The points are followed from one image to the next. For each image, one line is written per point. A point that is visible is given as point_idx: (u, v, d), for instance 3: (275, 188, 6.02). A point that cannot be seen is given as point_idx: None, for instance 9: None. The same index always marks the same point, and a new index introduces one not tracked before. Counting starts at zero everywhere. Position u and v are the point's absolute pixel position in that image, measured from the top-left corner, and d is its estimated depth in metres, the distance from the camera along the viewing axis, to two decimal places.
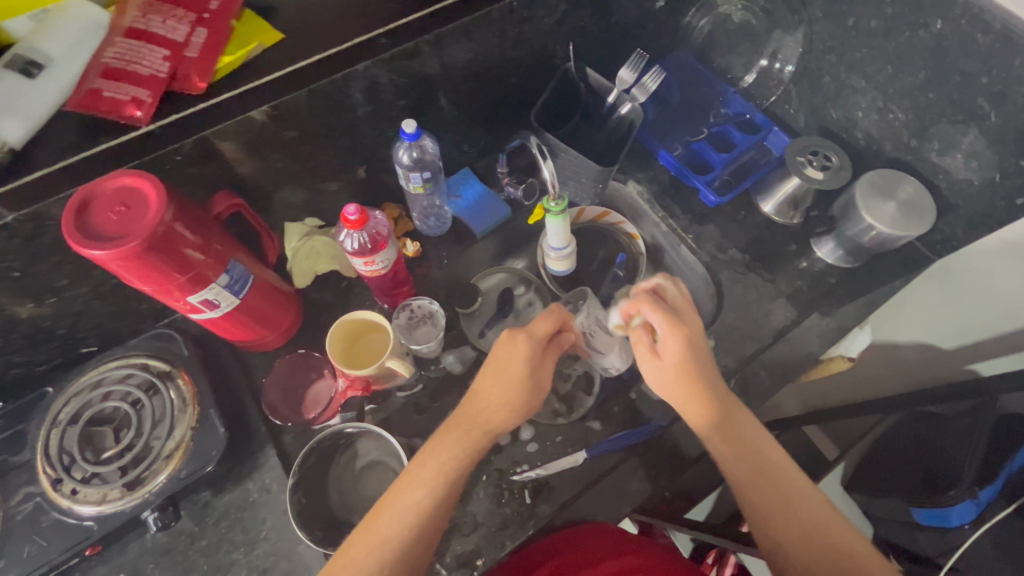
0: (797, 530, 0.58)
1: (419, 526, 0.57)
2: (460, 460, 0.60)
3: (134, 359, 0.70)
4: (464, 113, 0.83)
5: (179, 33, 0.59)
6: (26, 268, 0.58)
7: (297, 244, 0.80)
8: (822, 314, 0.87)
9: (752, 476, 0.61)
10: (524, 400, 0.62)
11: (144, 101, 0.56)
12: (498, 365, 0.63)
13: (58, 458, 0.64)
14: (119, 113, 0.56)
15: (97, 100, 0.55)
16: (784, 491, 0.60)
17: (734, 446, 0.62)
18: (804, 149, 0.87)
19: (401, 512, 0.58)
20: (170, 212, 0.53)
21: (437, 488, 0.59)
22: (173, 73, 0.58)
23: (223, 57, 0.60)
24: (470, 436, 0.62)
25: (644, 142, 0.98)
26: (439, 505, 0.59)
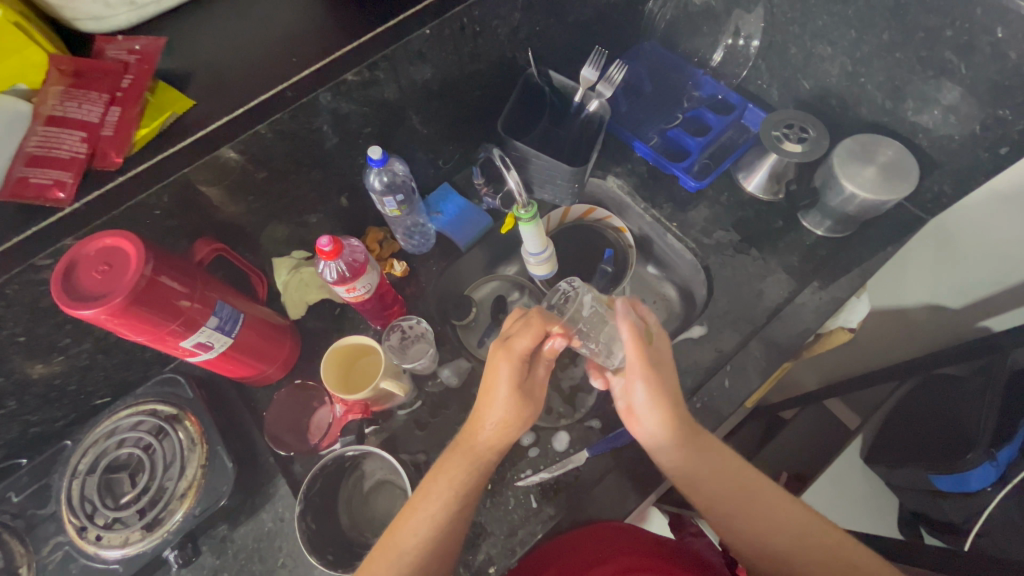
0: (779, 543, 0.59)
1: (432, 542, 0.59)
2: (464, 475, 0.62)
3: (143, 406, 0.74)
4: (434, 130, 0.85)
5: (94, 113, 0.57)
6: (29, 332, 0.61)
7: (286, 278, 0.82)
8: (816, 288, 0.85)
9: (729, 498, 0.61)
10: (519, 413, 0.63)
11: (67, 183, 0.55)
12: (489, 385, 0.63)
13: (81, 507, 0.67)
14: (42, 197, 0.54)
15: (23, 188, 0.54)
16: (759, 504, 0.61)
17: (704, 473, 0.62)
18: (780, 123, 0.86)
19: (414, 529, 0.59)
20: (150, 265, 0.55)
21: (450, 502, 0.60)
22: (92, 152, 0.57)
23: (140, 129, 0.58)
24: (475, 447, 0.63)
25: (618, 135, 0.98)
26: (455, 512, 0.60)
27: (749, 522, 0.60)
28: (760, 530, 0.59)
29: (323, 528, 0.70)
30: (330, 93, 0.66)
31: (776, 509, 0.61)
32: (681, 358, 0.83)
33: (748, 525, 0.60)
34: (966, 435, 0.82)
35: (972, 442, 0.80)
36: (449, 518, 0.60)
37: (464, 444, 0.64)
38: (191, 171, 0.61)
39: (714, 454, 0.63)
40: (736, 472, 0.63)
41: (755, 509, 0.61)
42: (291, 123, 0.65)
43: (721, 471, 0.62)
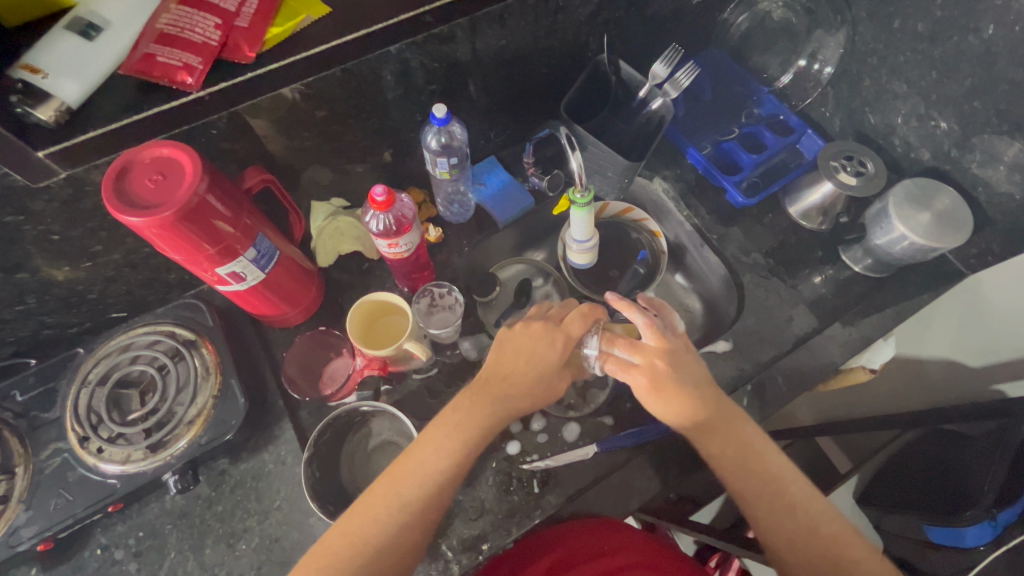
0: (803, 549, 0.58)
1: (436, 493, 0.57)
2: (474, 417, 0.60)
3: (161, 326, 0.72)
4: (493, 100, 0.83)
5: (231, 3, 0.57)
6: (63, 231, 0.60)
7: (322, 223, 0.80)
8: (845, 324, 0.85)
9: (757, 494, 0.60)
10: (538, 391, 0.63)
11: (196, 68, 0.54)
12: (535, 349, 0.64)
13: (86, 418, 0.66)
14: (170, 79, 0.54)
15: (150, 65, 0.53)
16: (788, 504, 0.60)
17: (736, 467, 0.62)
18: (838, 154, 0.85)
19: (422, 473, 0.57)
20: (203, 184, 0.53)
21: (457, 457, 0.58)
22: (224, 41, 0.56)
23: (273, 28, 0.58)
24: (496, 390, 0.62)
25: (672, 139, 0.97)
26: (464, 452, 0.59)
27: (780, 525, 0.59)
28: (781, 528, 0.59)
29: (325, 479, 0.69)
30: (402, 43, 0.64)
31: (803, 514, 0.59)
32: None
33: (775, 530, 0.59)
34: (968, 492, 0.82)
35: (974, 500, 0.79)
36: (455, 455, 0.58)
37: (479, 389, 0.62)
38: (260, 99, 0.60)
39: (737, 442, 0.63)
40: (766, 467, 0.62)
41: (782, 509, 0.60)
42: (361, 65, 0.64)
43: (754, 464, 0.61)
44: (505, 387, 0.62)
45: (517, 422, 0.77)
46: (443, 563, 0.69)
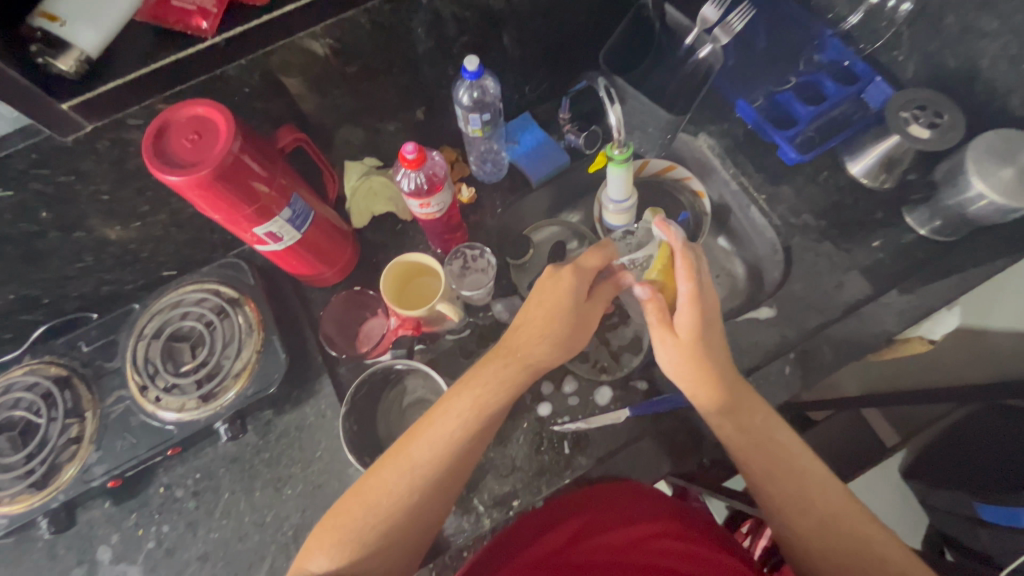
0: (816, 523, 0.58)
1: (450, 456, 0.58)
2: (497, 392, 0.60)
3: (206, 284, 0.75)
4: (529, 52, 0.79)
5: None
6: (113, 192, 0.62)
7: (355, 183, 0.81)
8: (904, 291, 0.79)
9: (769, 469, 0.60)
10: (564, 334, 0.62)
11: (210, 12, 0.50)
12: (561, 310, 0.61)
13: (144, 368, 0.71)
14: (184, 24, 0.51)
15: (167, 10, 0.50)
16: (819, 494, 0.59)
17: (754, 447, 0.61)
18: (910, 103, 0.78)
19: (438, 437, 0.58)
20: (238, 143, 0.54)
21: (470, 420, 0.59)
22: None
23: None
24: (511, 363, 0.61)
25: (720, 90, 0.90)
26: (478, 426, 0.59)
27: (817, 534, 0.58)
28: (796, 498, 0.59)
29: (363, 431, 0.72)
30: None
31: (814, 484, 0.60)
32: (741, 337, 0.79)
33: (794, 514, 0.59)
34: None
35: None
36: (470, 430, 0.58)
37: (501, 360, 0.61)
38: (290, 54, 0.59)
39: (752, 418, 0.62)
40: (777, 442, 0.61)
41: (793, 482, 0.60)
42: (389, 15, 0.61)
43: (770, 438, 0.61)
44: (523, 357, 0.61)
45: (548, 384, 0.77)
46: (474, 516, 0.71)
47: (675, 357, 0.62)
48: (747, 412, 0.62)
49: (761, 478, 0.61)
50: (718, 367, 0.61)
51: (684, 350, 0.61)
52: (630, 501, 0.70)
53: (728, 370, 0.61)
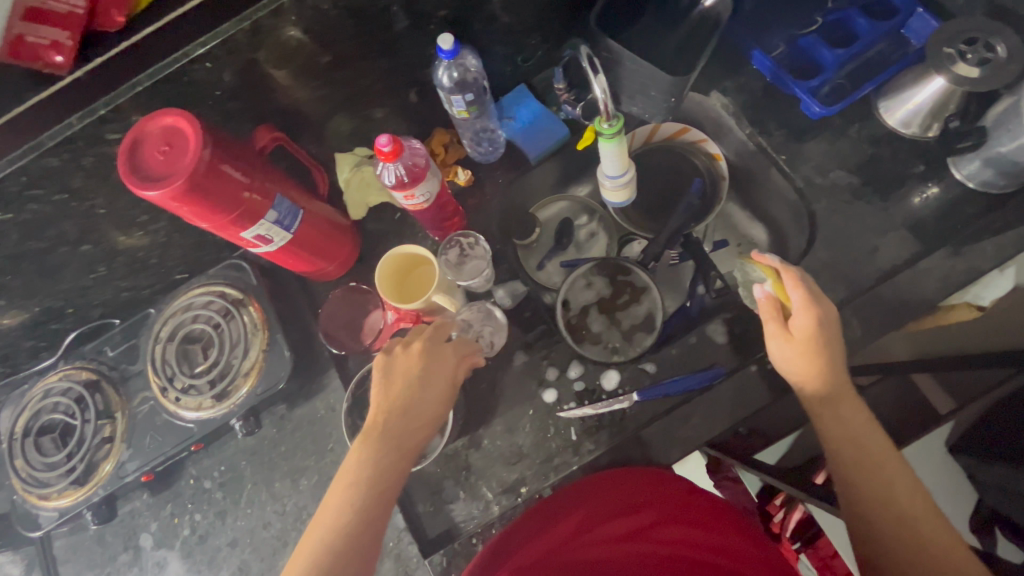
0: (900, 531, 0.54)
1: (339, 555, 0.47)
2: (380, 474, 0.52)
3: (213, 286, 0.77)
4: (518, 18, 0.73)
5: None
6: (109, 205, 0.64)
7: (348, 175, 0.79)
8: (948, 253, 0.71)
9: (855, 461, 0.58)
10: (436, 408, 0.57)
11: (64, 45, 0.51)
12: (421, 379, 0.57)
13: (163, 370, 0.74)
14: (42, 60, 0.51)
15: (21, 47, 0.51)
16: (911, 501, 0.55)
17: (853, 440, 0.59)
18: (956, 36, 0.67)
19: (326, 527, 0.49)
20: (208, 150, 0.54)
21: (361, 501, 0.50)
22: (92, 7, 0.51)
23: None
24: (391, 434, 0.54)
25: (736, 39, 0.79)
26: (367, 504, 0.50)
27: (898, 539, 0.53)
28: (881, 499, 0.56)
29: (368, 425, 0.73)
30: None
31: (903, 490, 0.56)
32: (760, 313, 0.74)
33: (877, 516, 0.55)
34: None
35: None
36: (363, 508, 0.50)
37: (377, 432, 0.54)
38: (260, 51, 0.58)
39: (857, 415, 0.61)
40: (873, 442, 0.59)
41: (881, 483, 0.56)
42: None
43: (864, 437, 0.59)
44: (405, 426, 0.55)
45: (553, 369, 0.75)
46: (483, 503, 0.72)
47: (778, 352, 0.64)
48: (842, 406, 0.61)
49: (845, 474, 0.59)
50: (830, 368, 0.62)
51: (796, 343, 0.62)
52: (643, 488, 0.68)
53: (837, 367, 0.62)
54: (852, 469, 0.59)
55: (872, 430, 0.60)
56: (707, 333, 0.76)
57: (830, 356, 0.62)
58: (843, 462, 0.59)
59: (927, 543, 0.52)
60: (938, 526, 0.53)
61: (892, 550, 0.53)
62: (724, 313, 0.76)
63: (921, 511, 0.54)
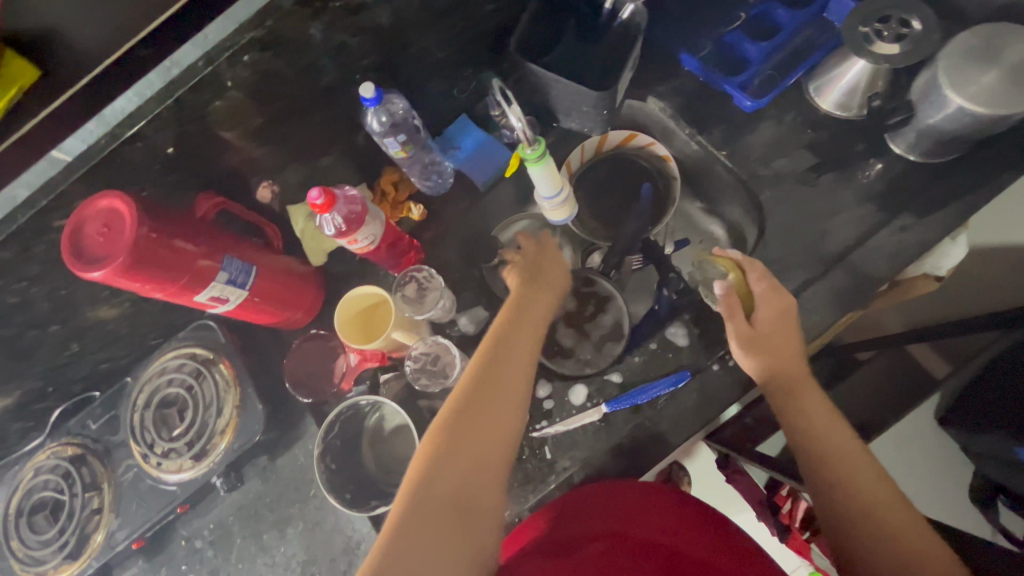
0: (867, 523, 0.53)
1: (508, 415, 0.56)
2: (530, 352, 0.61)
3: (184, 349, 0.79)
4: (444, 55, 0.76)
5: None
6: (69, 285, 0.67)
7: (303, 226, 0.79)
8: (898, 228, 0.71)
9: (820, 453, 0.58)
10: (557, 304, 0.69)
11: None
12: (549, 283, 0.69)
13: (143, 437, 0.76)
14: None
15: None
16: (877, 491, 0.55)
17: (818, 434, 0.59)
18: (873, 15, 0.67)
19: (488, 393, 0.56)
20: (147, 226, 0.56)
21: (518, 375, 0.59)
22: None
23: None
24: (532, 319, 0.64)
25: (663, 44, 0.82)
26: (520, 377, 0.59)
27: (868, 533, 0.53)
28: (847, 492, 0.55)
29: (343, 469, 0.73)
30: (320, 23, 0.60)
31: (868, 481, 0.55)
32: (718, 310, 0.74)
33: (846, 507, 0.55)
34: None
35: None
36: (520, 383, 0.59)
37: (514, 319, 0.63)
38: (189, 124, 0.60)
39: (820, 408, 0.61)
40: (836, 432, 0.59)
41: (843, 474, 0.56)
42: (275, 61, 0.61)
43: (827, 430, 0.59)
44: (533, 322, 0.64)
45: None
46: None
47: (740, 345, 0.65)
48: (804, 397, 0.62)
49: (811, 468, 0.59)
50: (789, 358, 0.64)
51: (759, 333, 0.65)
52: (607, 499, 0.67)
53: (797, 358, 0.64)
54: (819, 463, 0.58)
55: (834, 422, 0.60)
56: (667, 337, 0.76)
57: (787, 346, 0.64)
58: (808, 457, 0.59)
59: (895, 529, 0.52)
60: (907, 516, 0.53)
61: (861, 545, 0.53)
62: (685, 314, 0.76)
63: (886, 500, 0.54)
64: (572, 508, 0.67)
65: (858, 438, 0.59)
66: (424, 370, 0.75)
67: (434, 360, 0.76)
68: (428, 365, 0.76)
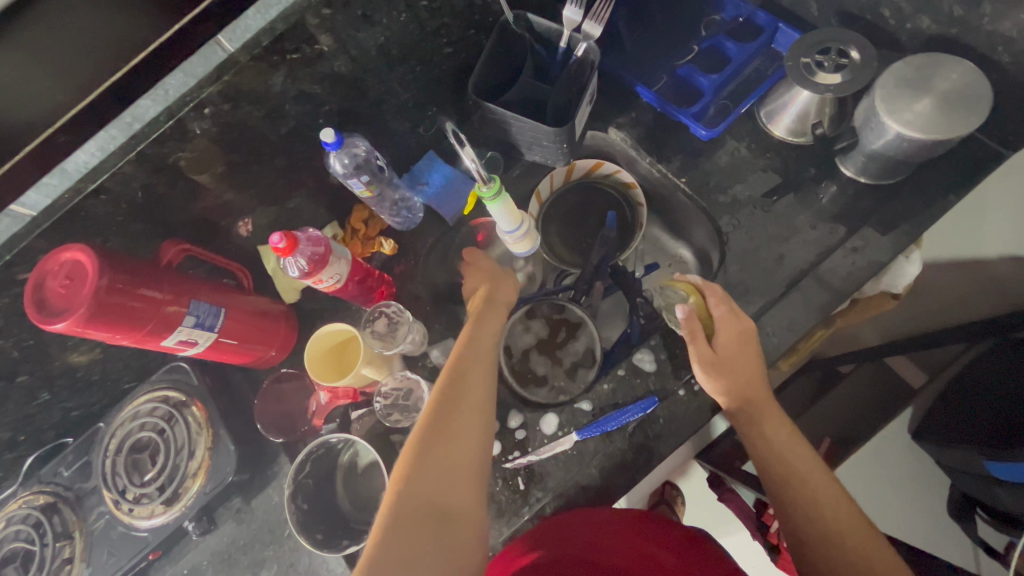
0: (829, 547, 0.53)
1: (479, 428, 0.57)
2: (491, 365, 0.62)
3: (157, 391, 0.78)
4: (407, 97, 0.78)
5: None
6: (38, 335, 0.67)
7: (275, 264, 0.82)
8: (851, 249, 0.73)
9: (782, 476, 0.59)
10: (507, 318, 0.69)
11: None
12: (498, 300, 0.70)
13: (114, 483, 0.75)
14: None
15: None
16: (838, 513, 0.55)
17: (781, 455, 0.60)
18: (813, 48, 0.70)
19: (460, 408, 0.57)
20: (108, 276, 0.57)
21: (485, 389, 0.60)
22: None
23: None
24: (487, 336, 0.65)
25: (619, 78, 0.84)
26: (486, 392, 0.60)
27: (831, 557, 0.53)
28: (809, 515, 0.56)
29: (314, 508, 0.72)
30: (279, 75, 0.63)
31: (829, 502, 0.56)
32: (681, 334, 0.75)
33: (808, 531, 0.55)
34: None
35: None
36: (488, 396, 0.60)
37: (471, 337, 0.64)
38: (152, 175, 0.62)
39: (781, 429, 0.62)
40: (797, 454, 0.60)
41: (805, 496, 0.57)
42: (236, 112, 0.63)
43: (788, 451, 0.60)
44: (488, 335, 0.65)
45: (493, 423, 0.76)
46: None
47: (702, 369, 0.65)
48: (766, 418, 0.62)
49: (775, 490, 0.59)
50: (750, 381, 0.63)
51: (719, 356, 0.64)
52: (578, 532, 0.67)
53: (758, 381, 0.63)
54: (780, 485, 0.59)
55: (795, 442, 0.61)
56: (635, 363, 0.77)
57: (749, 368, 0.64)
58: (771, 479, 0.59)
59: (861, 558, 0.52)
60: (866, 536, 0.53)
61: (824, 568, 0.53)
62: (652, 340, 0.77)
63: (846, 522, 0.54)
64: (547, 537, 0.67)
65: (818, 458, 0.60)
66: (393, 405, 0.76)
67: (404, 395, 0.77)
68: (397, 401, 0.76)
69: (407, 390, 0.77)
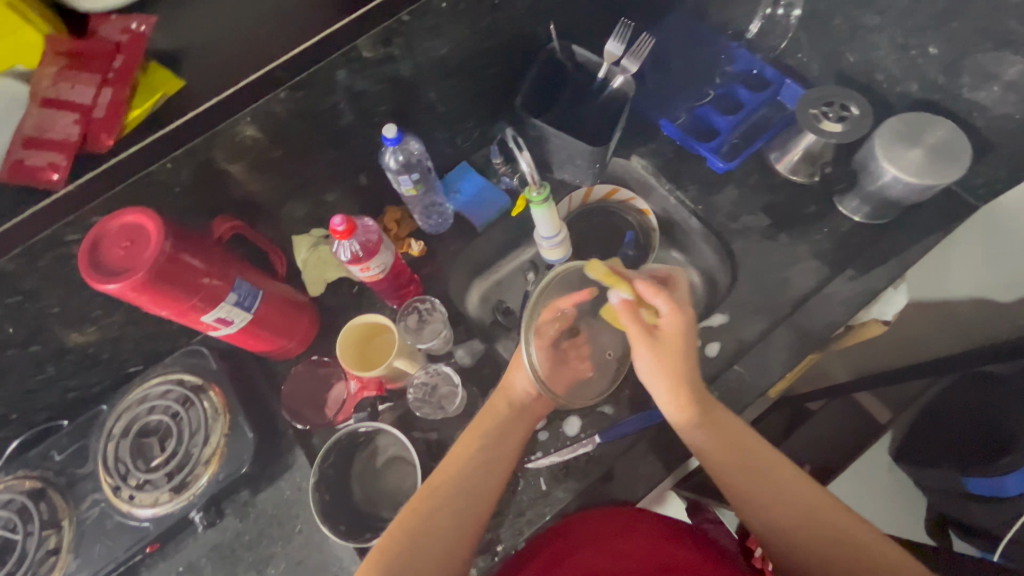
0: (799, 532, 0.59)
1: (456, 521, 0.61)
2: (486, 462, 0.66)
3: (170, 375, 0.77)
4: (453, 107, 0.83)
5: (88, 95, 0.57)
6: (63, 303, 0.65)
7: (305, 256, 0.83)
8: (850, 277, 0.81)
9: (740, 472, 0.63)
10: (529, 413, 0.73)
11: (60, 165, 0.56)
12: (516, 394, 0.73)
13: (115, 468, 0.72)
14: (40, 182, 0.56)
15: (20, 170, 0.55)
16: (800, 494, 0.61)
17: (734, 451, 0.63)
18: (819, 100, 0.80)
19: (440, 503, 0.62)
20: (169, 243, 0.57)
21: (471, 486, 0.64)
22: (85, 134, 0.56)
23: (132, 112, 0.58)
24: (494, 431, 0.69)
25: (643, 113, 0.94)
26: (473, 488, 0.64)
27: (802, 542, 0.59)
28: (775, 507, 0.61)
29: (335, 500, 0.71)
30: (348, 70, 0.65)
31: (791, 485, 0.62)
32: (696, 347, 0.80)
33: (780, 523, 0.60)
34: (999, 435, 0.80)
35: (1010, 442, 0.78)
36: (474, 491, 0.64)
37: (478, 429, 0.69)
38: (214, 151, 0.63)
39: (728, 422, 0.65)
40: (751, 445, 0.64)
41: (765, 488, 0.62)
42: (305, 100, 0.65)
43: (743, 444, 0.64)
44: (495, 427, 0.69)
45: None
46: None
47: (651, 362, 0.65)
48: (714, 411, 0.65)
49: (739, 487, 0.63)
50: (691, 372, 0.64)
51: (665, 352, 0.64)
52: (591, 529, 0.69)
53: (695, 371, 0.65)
54: (743, 483, 0.63)
55: (743, 434, 0.65)
56: None
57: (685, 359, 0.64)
58: (734, 477, 0.63)
59: (827, 540, 0.58)
60: (828, 507, 0.60)
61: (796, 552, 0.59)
62: None
63: (809, 501, 0.61)
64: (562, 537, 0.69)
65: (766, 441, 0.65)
66: (422, 399, 0.77)
67: (432, 390, 0.78)
68: (425, 395, 0.78)
69: (434, 384, 0.78)
